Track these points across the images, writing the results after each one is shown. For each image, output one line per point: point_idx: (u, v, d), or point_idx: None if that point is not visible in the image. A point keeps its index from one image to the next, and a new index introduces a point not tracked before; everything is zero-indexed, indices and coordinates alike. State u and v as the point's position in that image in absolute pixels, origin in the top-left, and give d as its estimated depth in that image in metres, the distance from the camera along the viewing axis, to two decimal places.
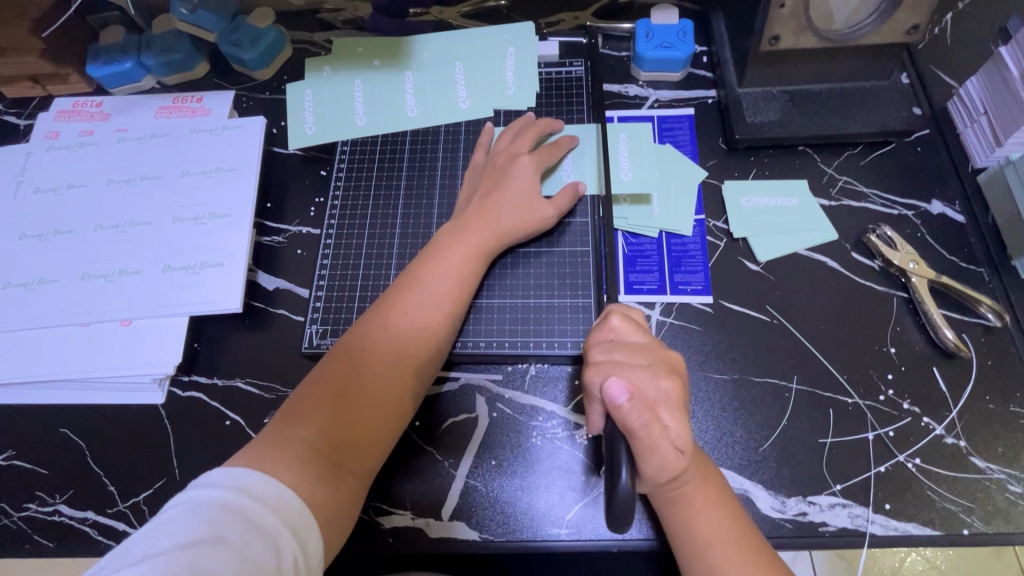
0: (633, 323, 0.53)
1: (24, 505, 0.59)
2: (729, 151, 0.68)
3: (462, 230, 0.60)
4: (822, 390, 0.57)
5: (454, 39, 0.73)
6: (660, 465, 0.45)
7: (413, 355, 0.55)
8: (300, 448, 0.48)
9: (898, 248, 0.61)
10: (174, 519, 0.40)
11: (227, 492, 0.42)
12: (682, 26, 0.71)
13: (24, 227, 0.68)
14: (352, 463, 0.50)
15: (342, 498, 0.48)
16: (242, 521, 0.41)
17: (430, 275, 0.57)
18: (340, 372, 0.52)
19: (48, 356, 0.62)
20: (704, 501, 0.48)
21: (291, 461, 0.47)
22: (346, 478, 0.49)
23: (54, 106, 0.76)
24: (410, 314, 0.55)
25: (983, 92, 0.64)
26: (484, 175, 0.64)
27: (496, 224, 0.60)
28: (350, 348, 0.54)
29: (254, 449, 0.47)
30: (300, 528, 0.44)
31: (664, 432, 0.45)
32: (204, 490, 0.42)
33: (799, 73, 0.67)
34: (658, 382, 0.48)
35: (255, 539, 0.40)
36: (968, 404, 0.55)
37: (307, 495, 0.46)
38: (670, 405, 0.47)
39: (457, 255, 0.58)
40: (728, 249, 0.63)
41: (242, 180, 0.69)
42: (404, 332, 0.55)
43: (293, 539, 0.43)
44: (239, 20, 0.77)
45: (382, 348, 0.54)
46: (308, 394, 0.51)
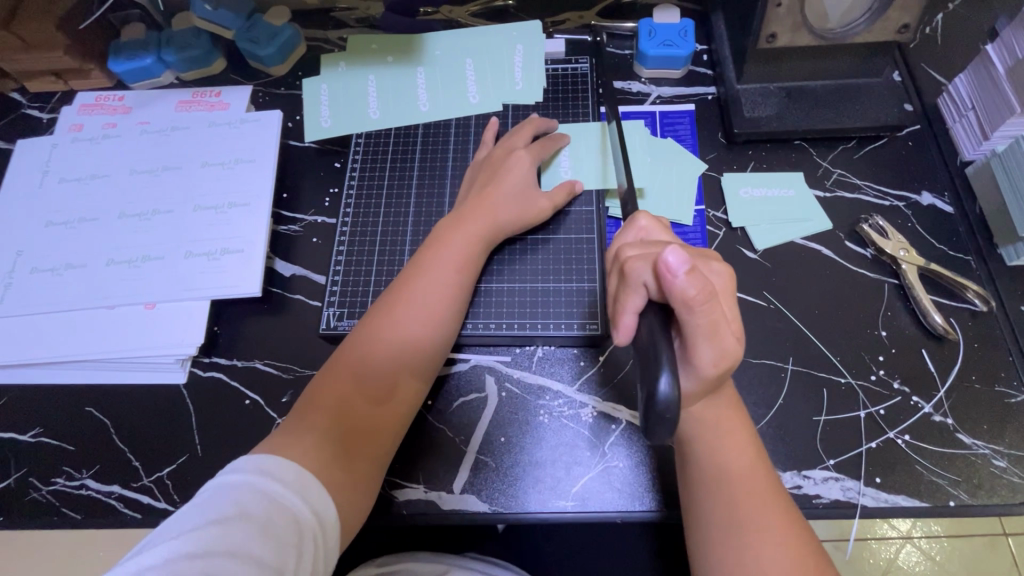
0: (661, 223, 0.52)
1: (53, 479, 0.62)
2: (728, 144, 0.71)
3: (462, 221, 0.62)
4: (816, 371, 0.59)
5: (464, 36, 0.76)
6: (719, 348, 0.44)
7: (422, 342, 0.57)
8: (315, 434, 0.51)
9: (889, 236, 0.63)
10: (203, 501, 0.43)
11: (250, 475, 0.45)
12: (683, 26, 0.74)
13: (50, 215, 0.71)
14: (365, 448, 0.52)
15: (356, 478, 0.51)
16: (265, 501, 0.44)
17: (431, 267, 0.60)
18: (352, 363, 0.55)
19: (74, 338, 0.65)
20: (733, 436, 0.49)
21: (308, 446, 0.49)
22: (362, 460, 0.52)
23: (77, 101, 0.79)
24: (414, 304, 0.58)
25: (970, 88, 0.67)
26: (484, 167, 0.67)
27: (494, 216, 0.63)
28: (359, 339, 0.57)
29: (273, 440, 0.50)
30: (319, 508, 0.46)
31: (718, 314, 0.44)
32: (229, 474, 0.45)
33: (795, 70, 0.70)
34: (711, 267, 0.48)
35: (277, 517, 0.43)
36: (955, 384, 0.58)
37: (323, 477, 0.48)
38: (725, 291, 0.48)
39: (460, 245, 0.61)
40: (726, 238, 0.66)
41: (260, 171, 0.72)
42: (407, 321, 0.57)
43: (312, 518, 0.46)
44: (256, 19, 0.80)
45: (386, 338, 0.56)
46: (321, 387, 0.54)
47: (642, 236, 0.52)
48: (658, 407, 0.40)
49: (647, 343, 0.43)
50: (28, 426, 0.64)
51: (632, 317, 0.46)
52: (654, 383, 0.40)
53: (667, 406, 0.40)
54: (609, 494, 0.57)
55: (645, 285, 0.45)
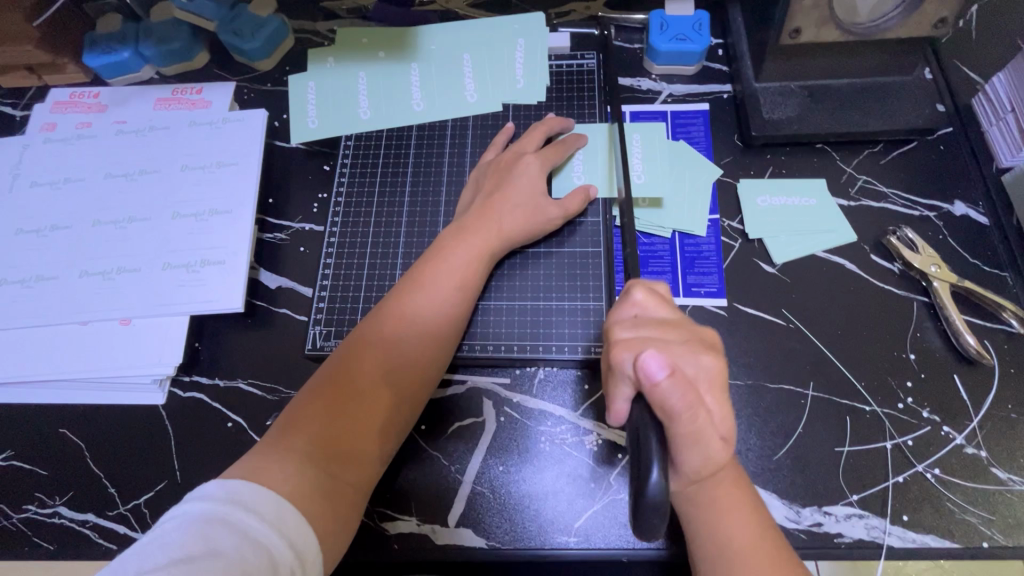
0: (657, 296, 0.48)
1: (24, 506, 0.58)
2: (745, 148, 0.66)
3: (465, 230, 0.58)
4: (838, 397, 0.55)
5: (461, 29, 0.71)
6: (702, 455, 0.43)
7: (416, 359, 0.53)
8: (297, 456, 0.47)
9: (919, 250, 0.59)
10: (168, 534, 0.40)
11: (222, 505, 0.41)
12: (698, 19, 0.69)
13: (20, 222, 0.67)
14: (350, 473, 0.49)
15: (338, 508, 0.47)
16: (236, 535, 0.40)
17: (430, 277, 0.56)
18: (342, 378, 0.51)
19: (46, 355, 0.61)
20: (731, 507, 0.45)
21: (288, 468, 0.46)
22: (344, 489, 0.48)
23: (50, 98, 0.74)
24: (412, 317, 0.54)
25: (1010, 88, 0.62)
26: (490, 172, 0.62)
27: (499, 224, 0.58)
28: (349, 352, 0.53)
29: (251, 461, 0.46)
30: (297, 541, 0.42)
31: (707, 415, 0.42)
32: (198, 504, 0.41)
33: (819, 68, 0.65)
34: (698, 359, 0.44)
35: (250, 552, 0.39)
36: (989, 413, 0.54)
37: (302, 508, 0.44)
38: (710, 385, 0.43)
39: (461, 256, 0.57)
40: (742, 250, 0.62)
41: (243, 176, 0.67)
42: (403, 336, 0.53)
43: (290, 552, 0.41)
44: (240, 9, 0.74)
45: (379, 353, 0.53)
46: (307, 401, 0.50)
47: (638, 310, 0.47)
48: (645, 504, 0.37)
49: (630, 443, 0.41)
50: None
51: (624, 403, 0.44)
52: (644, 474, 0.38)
53: (656, 504, 0.37)
54: (614, 529, 0.53)
55: (630, 375, 0.43)
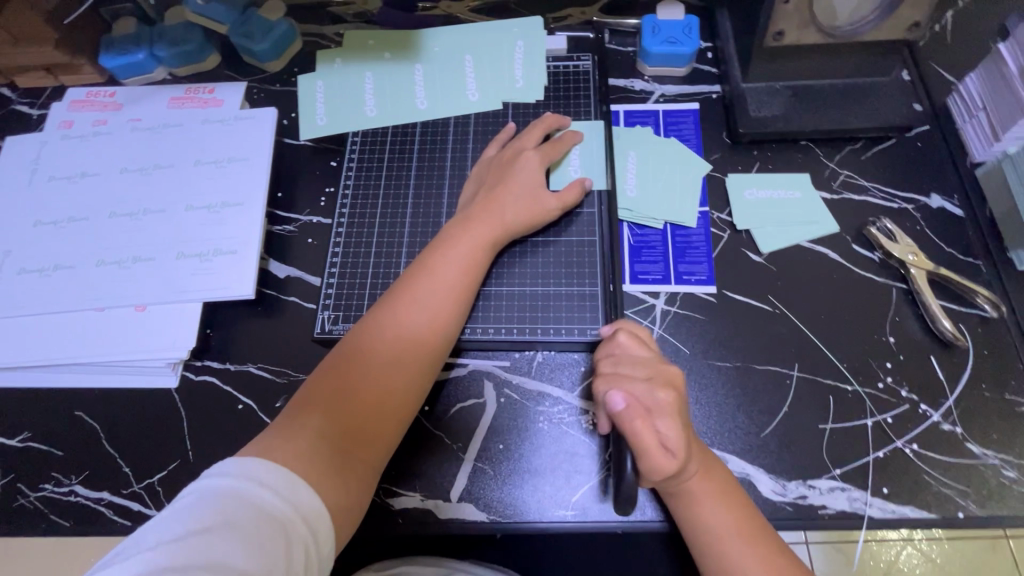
0: (639, 339, 0.55)
1: (41, 485, 0.60)
2: (733, 145, 0.70)
3: (468, 222, 0.61)
4: (822, 377, 0.58)
5: (463, 32, 0.74)
6: (650, 466, 0.47)
7: (423, 343, 0.56)
8: (310, 435, 0.49)
9: (897, 240, 0.62)
10: (187, 507, 0.42)
11: (237, 482, 0.43)
12: (687, 23, 0.72)
13: (39, 214, 0.69)
14: (360, 452, 0.51)
15: (350, 484, 0.49)
16: (250, 510, 0.42)
17: (437, 267, 0.59)
18: (352, 362, 0.54)
19: (63, 340, 0.64)
20: (707, 493, 0.50)
21: (302, 446, 0.48)
22: (356, 467, 0.50)
23: (67, 97, 0.78)
24: (419, 304, 0.57)
25: (981, 87, 0.65)
26: (492, 168, 0.65)
27: (502, 216, 0.61)
28: (358, 338, 0.55)
29: (265, 439, 0.49)
30: (310, 515, 0.45)
31: (653, 435, 0.48)
32: (214, 479, 0.43)
33: (802, 69, 0.68)
34: (654, 392, 0.50)
35: (264, 526, 0.42)
36: (964, 392, 0.57)
37: (315, 483, 0.46)
38: (667, 413, 0.49)
39: (465, 246, 0.60)
40: (731, 241, 0.65)
41: (254, 170, 0.70)
42: (411, 322, 0.56)
43: (302, 526, 0.44)
44: (250, 13, 0.78)
45: (387, 339, 0.55)
46: (319, 384, 0.53)
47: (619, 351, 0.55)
48: (623, 489, 0.47)
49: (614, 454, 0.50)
50: (17, 430, 0.63)
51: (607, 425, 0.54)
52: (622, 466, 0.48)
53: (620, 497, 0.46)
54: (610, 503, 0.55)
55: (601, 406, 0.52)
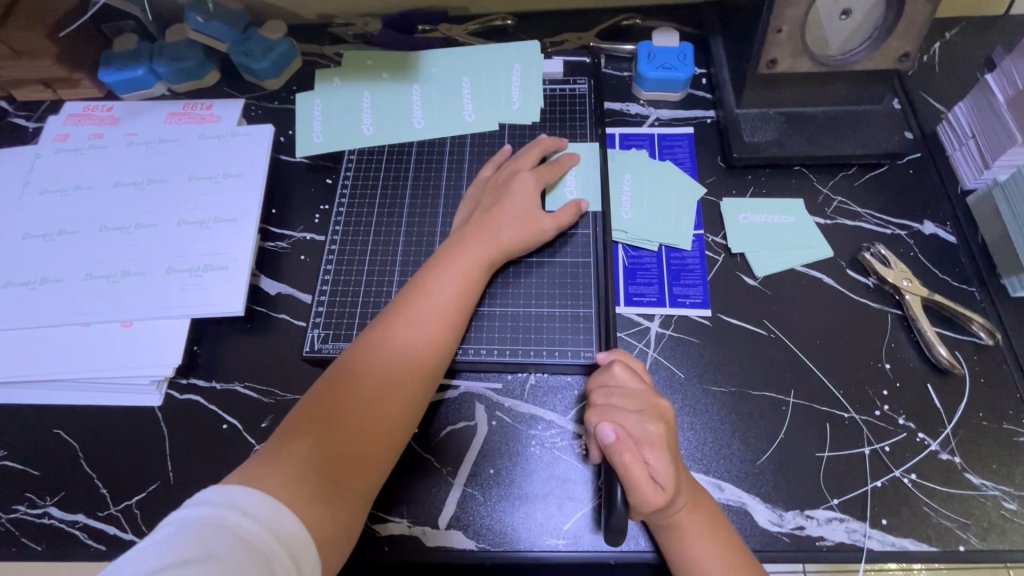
0: (633, 370, 0.55)
1: (14, 507, 0.58)
2: (728, 169, 0.70)
3: (464, 242, 0.61)
4: (818, 404, 0.57)
5: (462, 55, 0.75)
6: (640, 501, 0.47)
7: (417, 366, 0.55)
8: (298, 462, 0.48)
9: (891, 266, 0.62)
10: (165, 538, 0.40)
11: (219, 511, 0.42)
12: (682, 49, 0.74)
13: (28, 227, 0.68)
14: (350, 480, 0.49)
15: (340, 514, 0.47)
16: (232, 541, 0.40)
17: (432, 288, 0.58)
18: (343, 385, 0.53)
19: (45, 355, 0.62)
20: (697, 528, 0.49)
21: (289, 475, 0.46)
22: (346, 495, 0.49)
23: (64, 111, 0.78)
24: (414, 325, 0.56)
25: (970, 116, 0.66)
26: (486, 190, 0.65)
27: (497, 236, 0.61)
28: (350, 362, 0.54)
29: (251, 466, 0.47)
30: (296, 548, 0.43)
31: (643, 469, 0.48)
32: (196, 508, 0.42)
33: (796, 96, 0.69)
34: (645, 425, 0.50)
35: (246, 559, 0.40)
36: (962, 420, 0.56)
37: (301, 515, 0.45)
38: (655, 445, 0.49)
39: (461, 267, 0.59)
40: (725, 264, 0.65)
41: (248, 186, 0.70)
42: (405, 343, 0.55)
43: (287, 559, 0.42)
44: (251, 32, 0.79)
45: (380, 363, 0.54)
46: (309, 411, 0.51)
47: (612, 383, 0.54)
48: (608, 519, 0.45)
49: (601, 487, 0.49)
50: None
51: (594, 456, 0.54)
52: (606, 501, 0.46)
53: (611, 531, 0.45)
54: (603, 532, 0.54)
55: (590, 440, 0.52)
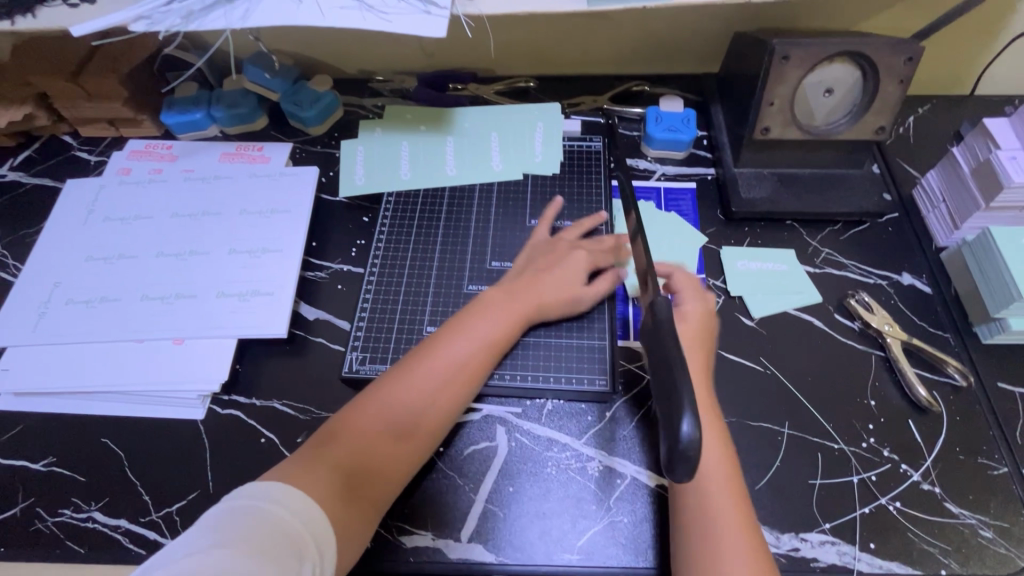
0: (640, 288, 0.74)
1: (60, 510, 0.62)
2: (727, 221, 0.78)
3: (506, 291, 0.67)
4: (811, 435, 0.63)
5: (491, 113, 0.85)
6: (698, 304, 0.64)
7: (447, 398, 0.59)
8: (330, 467, 0.53)
9: (874, 312, 0.69)
10: (201, 523, 0.45)
11: (245, 501, 0.47)
12: (685, 115, 0.83)
13: (92, 251, 0.75)
14: (374, 492, 0.54)
15: (355, 521, 0.52)
16: (263, 521, 0.46)
17: (470, 326, 0.63)
18: (381, 404, 0.58)
19: (100, 368, 0.67)
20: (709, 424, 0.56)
21: (323, 478, 0.51)
22: (364, 506, 0.53)
23: (127, 148, 0.86)
24: (448, 358, 0.61)
25: (940, 184, 0.75)
26: (547, 251, 0.71)
27: (541, 297, 0.67)
28: (386, 385, 0.59)
29: (289, 466, 0.52)
30: (319, 532, 0.48)
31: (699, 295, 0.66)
32: (227, 503, 0.47)
33: (787, 159, 0.78)
34: None
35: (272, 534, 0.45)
36: (941, 454, 0.61)
37: (326, 508, 0.50)
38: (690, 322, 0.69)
39: (498, 312, 0.65)
40: (725, 305, 0.71)
41: (294, 220, 0.77)
42: (441, 375, 0.60)
43: (312, 543, 0.47)
44: (301, 84, 0.89)
45: (416, 389, 0.59)
46: (346, 424, 0.56)
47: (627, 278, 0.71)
48: (679, 452, 0.37)
49: (665, 385, 0.40)
50: (42, 454, 0.65)
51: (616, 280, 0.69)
52: (676, 426, 0.37)
53: (688, 453, 0.36)
54: (613, 550, 0.58)
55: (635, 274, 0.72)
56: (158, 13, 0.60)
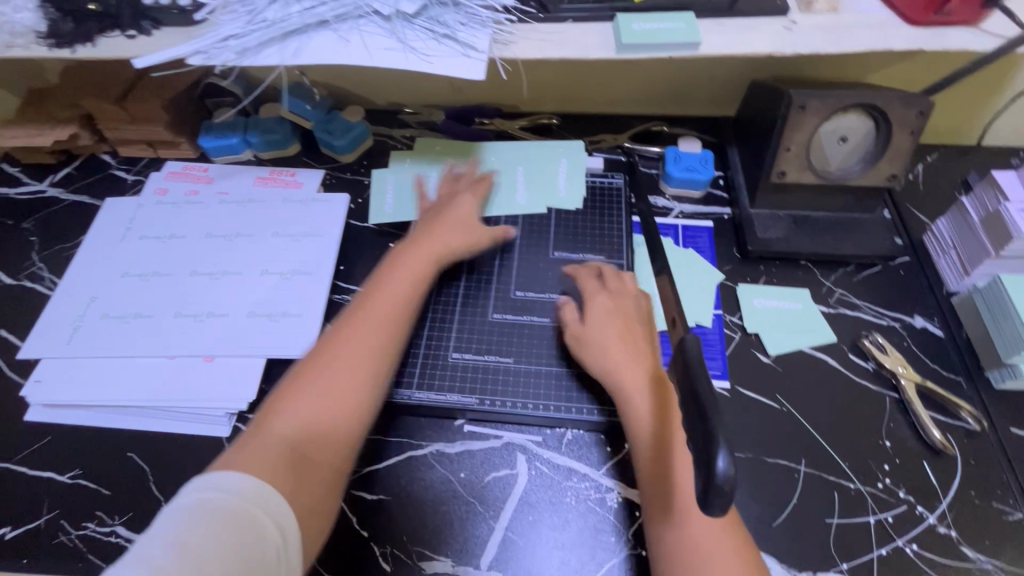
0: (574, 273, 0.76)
1: (84, 523, 0.63)
2: (742, 259, 0.81)
3: (392, 255, 0.69)
4: (827, 474, 0.64)
5: (516, 148, 0.88)
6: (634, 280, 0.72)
7: (382, 349, 0.60)
8: (271, 444, 0.51)
9: (888, 353, 0.71)
10: (164, 519, 0.43)
11: (210, 495, 0.44)
12: (703, 156, 0.86)
13: (128, 267, 0.78)
14: (322, 457, 0.53)
15: (313, 489, 0.51)
16: (232, 518, 0.44)
17: (392, 287, 0.65)
18: (312, 372, 0.57)
19: (131, 382, 0.69)
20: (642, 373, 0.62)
21: (263, 454, 0.49)
22: (318, 474, 0.52)
23: (165, 169, 0.90)
24: (375, 313, 0.62)
25: (950, 230, 0.78)
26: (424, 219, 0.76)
27: (442, 250, 0.70)
28: (313, 356, 0.58)
29: (227, 460, 0.49)
30: (279, 515, 0.46)
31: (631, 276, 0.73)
32: (192, 497, 0.44)
33: (801, 202, 0.81)
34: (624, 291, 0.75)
35: (239, 530, 0.43)
36: (956, 497, 0.62)
37: (279, 484, 0.48)
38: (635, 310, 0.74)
39: (415, 270, 0.67)
40: (742, 341, 0.73)
41: (324, 245, 0.80)
42: (370, 329, 0.60)
43: (276, 531, 0.45)
44: (334, 114, 0.92)
45: (346, 348, 0.59)
46: (275, 400, 0.55)
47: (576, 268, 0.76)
48: (713, 488, 0.38)
49: (699, 421, 0.41)
50: (68, 466, 0.66)
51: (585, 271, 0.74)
52: (710, 462, 0.38)
53: (722, 489, 0.37)
54: None
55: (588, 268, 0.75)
56: (214, 48, 0.64)
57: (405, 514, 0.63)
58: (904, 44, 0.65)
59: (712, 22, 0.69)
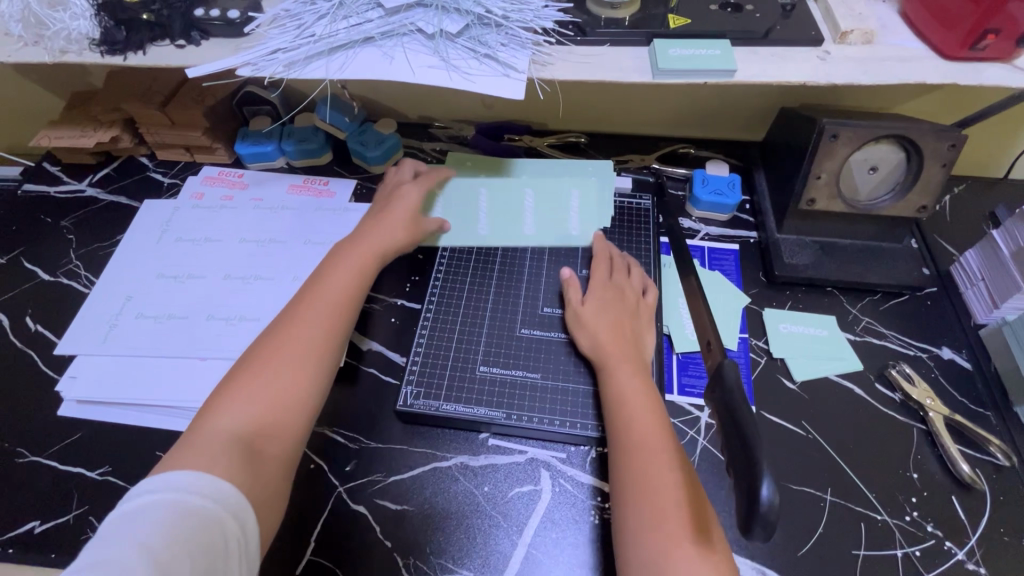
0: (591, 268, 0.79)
1: None
2: (769, 283, 0.81)
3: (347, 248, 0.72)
4: (853, 504, 0.63)
5: (546, 165, 0.90)
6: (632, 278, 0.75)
7: (326, 340, 0.62)
8: (222, 441, 0.52)
9: (916, 384, 0.70)
10: (121, 522, 0.45)
11: (166, 496, 0.47)
12: (730, 179, 0.87)
13: (163, 269, 0.80)
14: (269, 442, 0.55)
15: (265, 481, 0.53)
16: (190, 519, 0.46)
17: (326, 282, 0.67)
18: (258, 368, 0.58)
19: (163, 382, 0.70)
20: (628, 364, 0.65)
21: (204, 451, 0.51)
22: (268, 463, 0.54)
23: (201, 174, 0.92)
24: (319, 307, 0.64)
25: (979, 262, 0.77)
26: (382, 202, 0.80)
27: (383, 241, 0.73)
28: (262, 353, 0.60)
29: (176, 457, 0.51)
30: (238, 511, 0.49)
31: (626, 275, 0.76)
32: (146, 499, 0.46)
33: (828, 229, 0.81)
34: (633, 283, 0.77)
35: (198, 530, 0.46)
36: (985, 533, 0.61)
37: (233, 478, 0.50)
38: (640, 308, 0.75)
39: (351, 264, 0.69)
40: (767, 366, 0.73)
41: None
42: (310, 325, 0.62)
43: (236, 526, 0.48)
44: (367, 125, 0.94)
45: (291, 343, 0.60)
46: (218, 400, 0.56)
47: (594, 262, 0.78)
48: (757, 516, 0.38)
49: (741, 449, 0.42)
50: (97, 463, 0.67)
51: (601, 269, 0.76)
52: (755, 490, 0.38)
53: (767, 517, 0.38)
54: None
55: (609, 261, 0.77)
56: (263, 60, 0.67)
57: (429, 526, 0.63)
58: (939, 78, 0.65)
59: (747, 50, 0.70)
